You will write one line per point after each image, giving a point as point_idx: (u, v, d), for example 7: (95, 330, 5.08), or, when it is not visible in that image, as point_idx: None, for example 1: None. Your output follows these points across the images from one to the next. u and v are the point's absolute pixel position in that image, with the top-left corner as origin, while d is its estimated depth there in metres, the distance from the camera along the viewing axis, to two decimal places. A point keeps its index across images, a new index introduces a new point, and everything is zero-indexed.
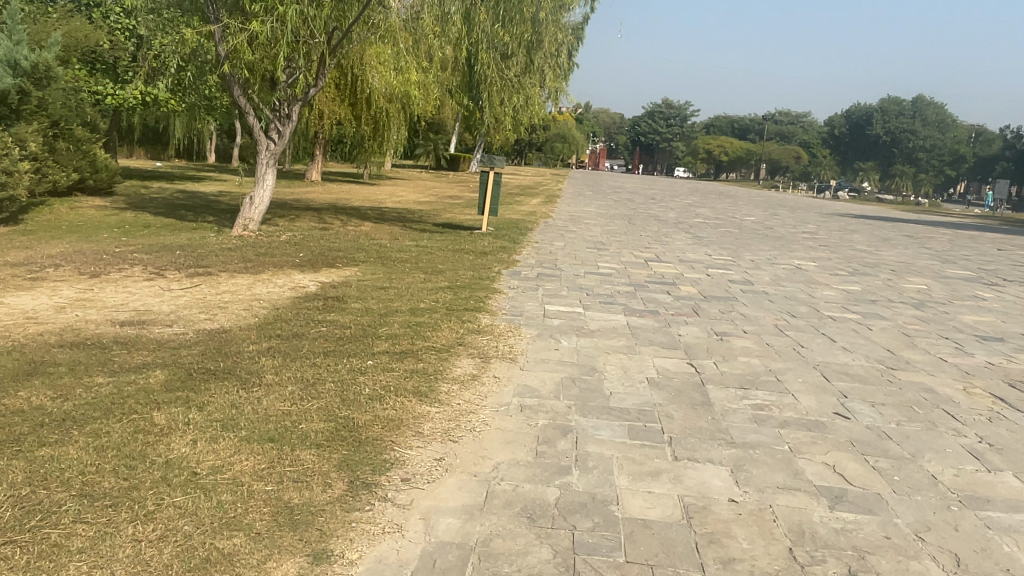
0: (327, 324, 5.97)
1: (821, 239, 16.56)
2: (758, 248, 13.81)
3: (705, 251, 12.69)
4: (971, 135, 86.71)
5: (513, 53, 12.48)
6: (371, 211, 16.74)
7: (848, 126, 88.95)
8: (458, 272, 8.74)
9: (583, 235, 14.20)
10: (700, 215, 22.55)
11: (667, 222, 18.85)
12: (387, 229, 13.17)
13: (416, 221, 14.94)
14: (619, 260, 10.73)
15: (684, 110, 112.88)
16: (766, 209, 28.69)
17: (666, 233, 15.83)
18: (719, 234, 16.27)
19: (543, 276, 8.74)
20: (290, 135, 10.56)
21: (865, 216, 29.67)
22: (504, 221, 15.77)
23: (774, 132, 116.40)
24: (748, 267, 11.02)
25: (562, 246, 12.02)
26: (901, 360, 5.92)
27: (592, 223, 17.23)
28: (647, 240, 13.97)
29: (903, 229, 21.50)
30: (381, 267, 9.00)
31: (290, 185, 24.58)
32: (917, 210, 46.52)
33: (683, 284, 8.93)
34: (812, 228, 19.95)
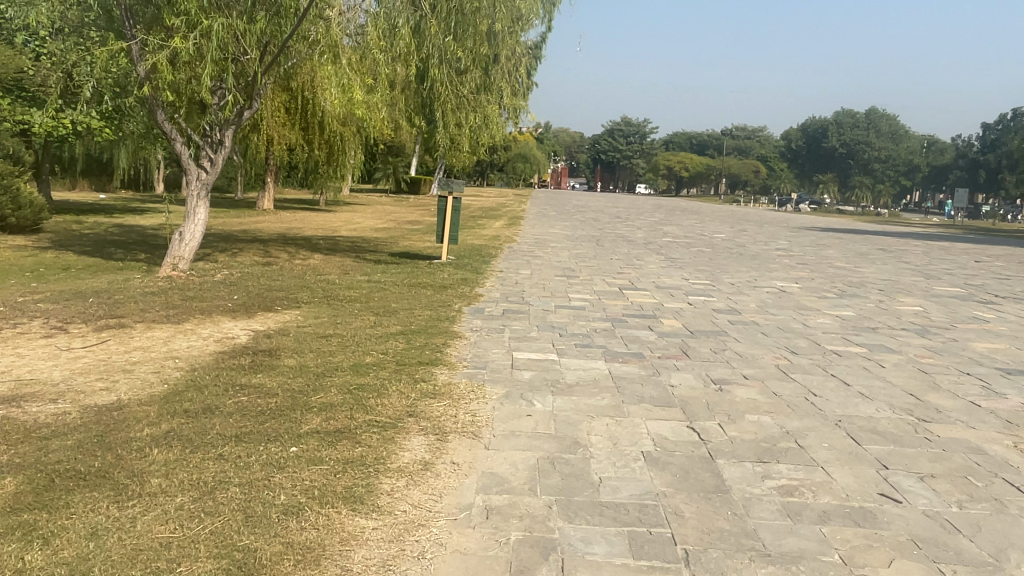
0: (248, 392, 4.92)
1: (797, 256, 15.93)
2: (736, 269, 13.07)
3: (682, 275, 11.89)
4: (924, 146, 88.51)
5: (468, 69, 11.62)
6: (323, 241, 15.66)
7: (805, 140, 90.19)
8: (413, 312, 7.74)
9: (550, 261, 13.33)
10: (669, 234, 21.87)
11: (636, 243, 18.07)
12: (338, 261, 12.12)
13: (371, 251, 13.93)
14: (590, 289, 9.84)
15: (643, 127, 113.59)
16: (734, 225, 28.19)
17: (637, 255, 15.04)
18: (692, 255, 15.53)
19: (509, 314, 7.78)
20: (223, 163, 9.51)
21: (832, 230, 29.39)
22: (466, 249, 14.81)
23: (733, 147, 117.81)
24: (730, 292, 10.21)
25: (529, 275, 11.12)
26: (929, 407, 5.08)
27: (559, 247, 16.38)
28: (618, 264, 13.14)
29: (874, 242, 21.07)
30: (325, 310, 7.94)
31: (240, 215, 23.35)
32: (878, 220, 46.77)
33: (664, 316, 8.05)
34: (785, 244, 19.37)
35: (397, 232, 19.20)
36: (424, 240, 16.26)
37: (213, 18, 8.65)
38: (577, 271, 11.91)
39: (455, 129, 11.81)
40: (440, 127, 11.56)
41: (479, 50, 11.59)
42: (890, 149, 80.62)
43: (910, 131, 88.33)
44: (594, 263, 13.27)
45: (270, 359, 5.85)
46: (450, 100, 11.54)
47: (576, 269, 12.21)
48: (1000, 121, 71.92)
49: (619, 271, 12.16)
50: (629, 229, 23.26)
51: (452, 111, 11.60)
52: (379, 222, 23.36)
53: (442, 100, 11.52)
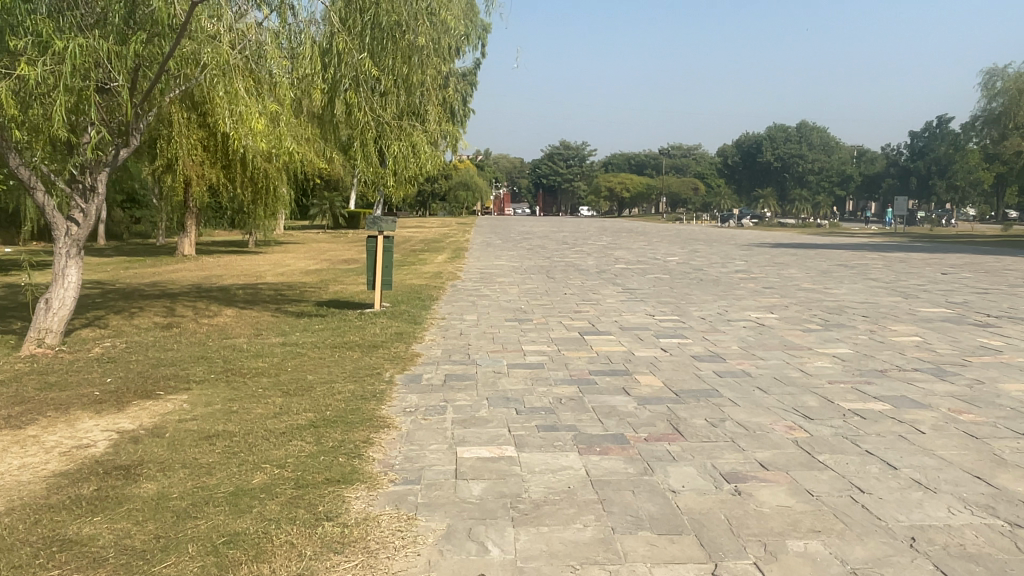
0: (66, 558, 3.35)
1: (761, 279, 14.93)
2: (701, 298, 11.93)
3: (646, 311, 10.66)
4: (855, 156, 90.79)
5: (390, 91, 10.23)
6: (243, 291, 13.95)
7: (741, 155, 91.61)
8: (332, 389, 6.22)
9: (497, 301, 11.95)
10: (621, 260, 20.79)
11: (589, 272, 16.87)
12: (254, 317, 10.51)
13: (296, 300, 12.33)
14: (546, 337, 8.49)
15: (583, 150, 114.01)
16: (685, 246, 27.40)
17: (593, 287, 13.80)
18: (650, 283, 14.37)
19: (451, 381, 6.34)
20: (96, 214, 7.85)
21: (782, 245, 28.83)
22: (404, 291, 13.33)
23: (671, 165, 119.25)
24: (705, 330, 8.97)
25: (474, 321, 9.72)
26: (1011, 499, 3.83)
27: (507, 282, 15.04)
28: (574, 300, 11.85)
29: (831, 257, 20.36)
30: (222, 390, 6.36)
31: (157, 264, 21.34)
32: (821, 232, 47.01)
33: (637, 370, 6.72)
34: (744, 264, 18.43)
35: (330, 273, 17.59)
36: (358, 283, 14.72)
37: (69, 39, 7.09)
38: (529, 312, 10.58)
39: (377, 161, 10.38)
40: (358, 159, 10.11)
41: (401, 69, 10.22)
42: (824, 161, 82.32)
43: (840, 143, 90.57)
44: (546, 300, 11.97)
45: (124, 487, 4.27)
46: (370, 128, 10.12)
47: (527, 310, 10.87)
48: (926, 129, 74.14)
49: (576, 309, 10.87)
50: (579, 256, 22.12)
51: (372, 140, 10.17)
52: (312, 263, 21.65)
53: (361, 128, 10.08)
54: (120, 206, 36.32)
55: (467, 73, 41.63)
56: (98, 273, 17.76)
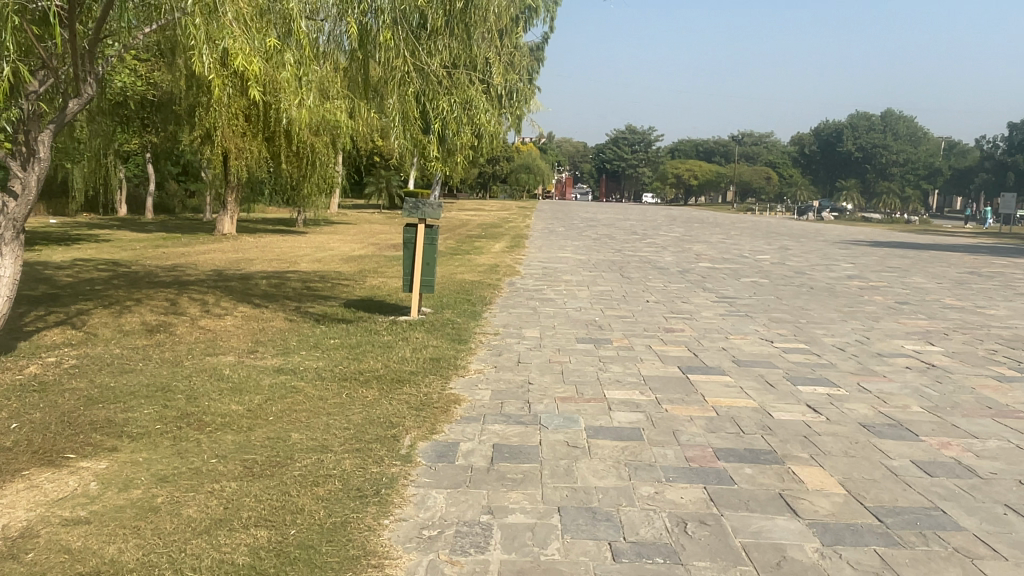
0: None
1: (887, 289, 12.17)
2: (823, 316, 9.36)
3: (758, 333, 8.17)
4: (943, 148, 84.86)
5: (439, 32, 8.57)
6: (267, 281, 12.01)
7: (819, 144, 86.59)
8: (318, 468, 4.03)
9: (564, 310, 9.61)
10: (704, 256, 18.18)
11: (669, 272, 14.36)
12: (262, 320, 8.46)
13: (321, 298, 10.27)
14: (636, 375, 6.11)
15: (648, 135, 110.30)
16: (771, 241, 24.45)
17: (679, 292, 11.34)
18: (749, 290, 11.81)
19: (501, 465, 4.03)
20: (36, 186, 5.81)
21: (882, 244, 25.58)
22: (449, 288, 11.15)
23: (742, 153, 114.22)
24: (855, 373, 6.48)
25: (536, 342, 7.41)
26: None
27: (573, 281, 12.70)
28: (659, 312, 9.43)
29: (955, 264, 17.30)
30: (159, 457, 4.25)
31: (193, 241, 19.80)
32: (915, 229, 42.99)
33: (791, 456, 4.31)
34: (853, 268, 15.63)
35: (373, 262, 15.58)
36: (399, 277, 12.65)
37: None
38: (605, 329, 8.23)
39: (418, 126, 8.48)
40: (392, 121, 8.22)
41: (450, 3, 8.54)
42: (910, 153, 77.06)
43: (928, 133, 84.84)
44: (624, 309, 9.59)
45: None
46: (412, 80, 8.30)
47: (603, 325, 8.51)
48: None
49: (665, 326, 8.45)
50: (653, 250, 19.60)
51: (415, 96, 8.32)
52: (358, 247, 19.77)
53: (399, 81, 8.26)
54: (174, 178, 35.44)
55: (534, 50, 39.42)
56: (121, 253, 16.14)
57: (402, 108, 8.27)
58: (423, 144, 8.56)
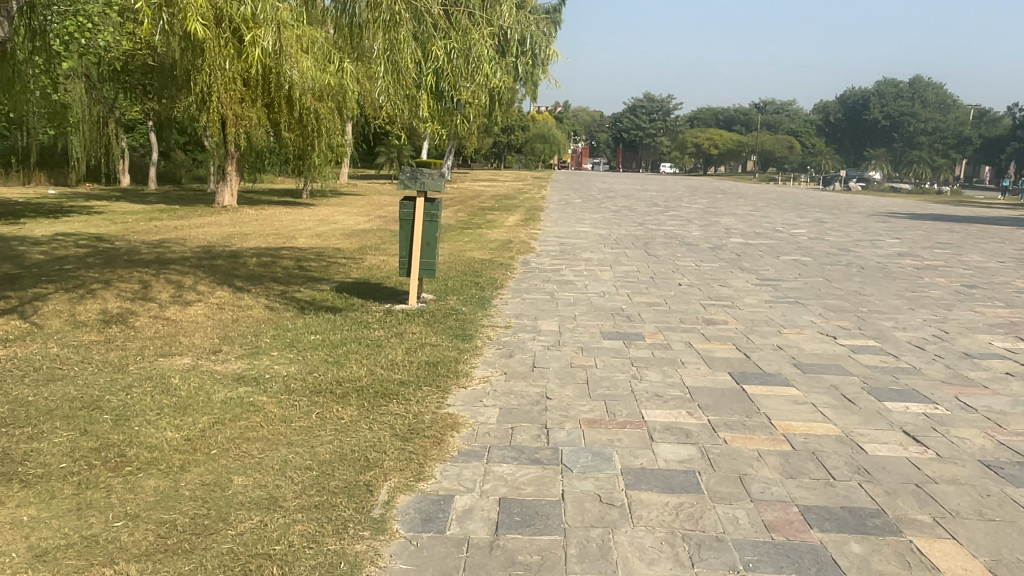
0: None
1: (946, 269, 10.89)
2: (886, 304, 8.14)
3: (815, 326, 6.99)
4: (973, 115, 82.11)
5: None
6: (258, 259, 10.96)
7: (844, 112, 83.89)
8: (257, 540, 2.90)
9: (586, 295, 8.45)
10: (734, 230, 16.88)
11: (700, 249, 13.14)
12: (239, 308, 7.37)
13: (314, 279, 9.19)
14: (679, 386, 4.95)
15: (667, 103, 107.77)
16: (803, 213, 23.01)
17: (714, 273, 10.15)
18: (792, 270, 10.60)
19: (508, 538, 2.91)
20: None
21: (923, 216, 24.02)
22: (455, 268, 10.04)
23: (763, 122, 111.41)
24: (946, 382, 5.29)
25: (555, 339, 6.27)
26: None
27: (595, 260, 11.54)
28: (695, 298, 8.26)
29: (1011, 239, 15.85)
30: (49, 517, 3.14)
31: (191, 214, 18.80)
32: (950, 201, 41.08)
33: (906, 520, 3.16)
34: (900, 245, 14.32)
35: (378, 237, 14.49)
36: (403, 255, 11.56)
37: None
38: (635, 322, 7.07)
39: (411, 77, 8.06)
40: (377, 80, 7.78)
41: None
42: (938, 120, 74.54)
43: (958, 100, 82.03)
44: (655, 295, 8.42)
45: None
46: (402, 21, 7.87)
47: (632, 315, 7.35)
48: None
49: (705, 317, 7.28)
50: (678, 223, 18.35)
51: (407, 40, 7.89)
52: (364, 220, 18.66)
53: (387, 23, 7.85)
54: (179, 146, 34.42)
55: (551, 12, 37.90)
56: (109, 227, 15.12)
57: (392, 54, 7.84)
58: (413, 99, 8.18)
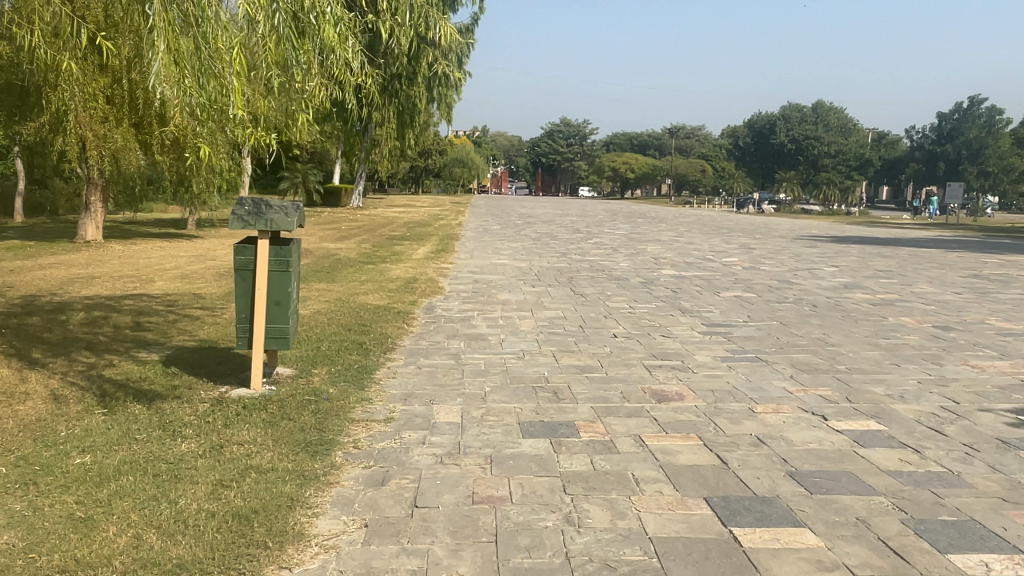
0: None
1: (907, 305, 9.66)
2: (865, 358, 6.67)
3: (794, 400, 5.36)
4: (873, 139, 85.60)
5: None
6: (88, 314, 8.66)
7: (753, 136, 86.03)
8: None
9: (499, 357, 6.62)
10: (664, 260, 15.51)
11: (630, 284, 11.58)
12: (5, 402, 5.18)
13: (144, 344, 7.02)
14: (640, 541, 3.14)
15: (584, 128, 108.57)
16: (730, 239, 22.03)
17: (653, 318, 8.55)
18: (739, 311, 9.11)
19: None
20: None
21: (848, 239, 23.50)
22: (334, 320, 8.05)
23: (676, 146, 113.67)
24: (1010, 499, 3.69)
25: (452, 443, 4.37)
26: None
27: (512, 302, 9.76)
28: (635, 358, 6.57)
29: (948, 265, 15.04)
30: None
31: (44, 251, 16.02)
32: (863, 222, 41.58)
33: None
34: (841, 274, 13.20)
35: None
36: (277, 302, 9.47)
37: None
38: (565, 402, 5.26)
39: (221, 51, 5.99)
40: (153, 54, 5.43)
41: None
42: (842, 143, 77.28)
43: (858, 124, 85.44)
44: (586, 354, 6.69)
45: None
46: None
47: (559, 390, 5.54)
48: (954, 112, 67.85)
49: (654, 390, 5.54)
50: (602, 253, 16.89)
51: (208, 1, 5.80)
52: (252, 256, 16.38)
53: None
54: None
55: (464, 33, 36.65)
56: None
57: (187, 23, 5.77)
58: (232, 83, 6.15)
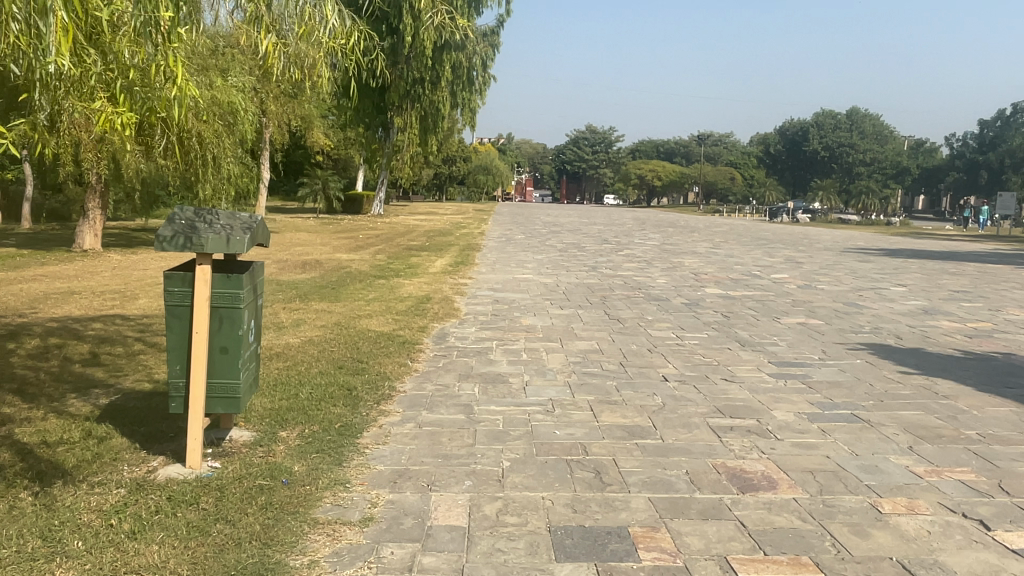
0: None
1: (1009, 338, 8.11)
2: (994, 418, 5.20)
3: (927, 490, 3.93)
4: (910, 146, 82.93)
5: None
6: (42, 340, 7.40)
7: (784, 143, 83.79)
8: None
9: (524, 408, 5.21)
10: (705, 275, 14.04)
11: (673, 306, 10.15)
12: None
13: (87, 386, 5.71)
14: None
15: (609, 135, 106.98)
16: (771, 251, 20.46)
17: (710, 353, 7.10)
18: (809, 344, 7.65)
19: None
20: None
21: (899, 252, 21.80)
22: (323, 355, 6.67)
23: (704, 154, 111.59)
24: None
25: (453, 572, 2.97)
26: None
27: (539, 329, 8.36)
28: (698, 415, 5.15)
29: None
30: None
31: (35, 261, 14.90)
32: (906, 232, 39.56)
33: None
34: (913, 296, 11.60)
35: None
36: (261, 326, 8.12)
37: None
38: (615, 488, 3.83)
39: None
40: None
41: None
42: (877, 150, 74.92)
43: (893, 131, 82.93)
44: (634, 408, 5.26)
45: None
46: None
47: (605, 467, 4.12)
48: (996, 119, 65.22)
49: (733, 471, 4.11)
50: (636, 268, 15.41)
51: None
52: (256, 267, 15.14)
53: None
54: None
55: (488, 36, 35.72)
56: None
57: None
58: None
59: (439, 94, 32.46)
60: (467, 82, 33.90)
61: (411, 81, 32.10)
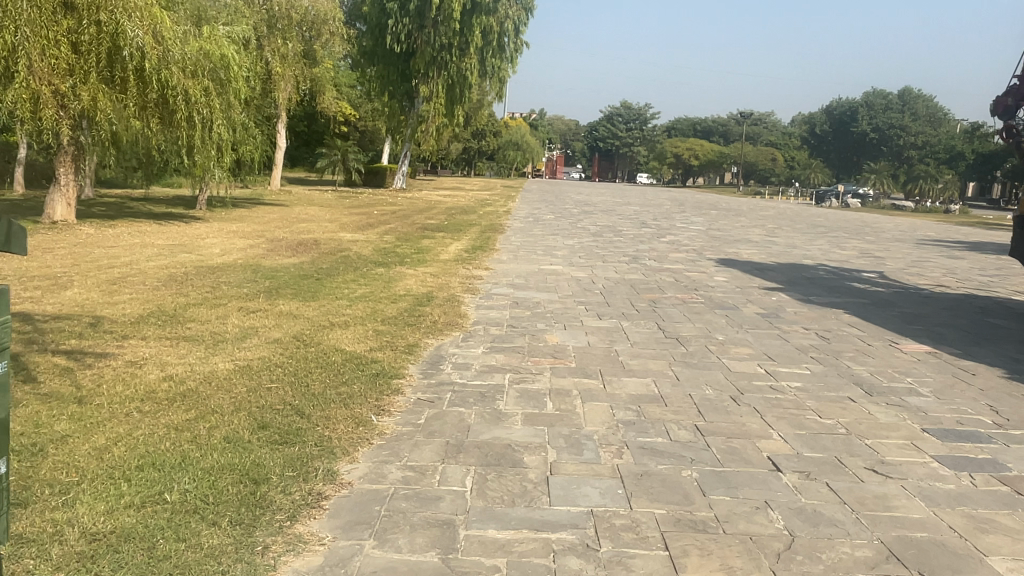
0: None
1: None
2: None
3: None
4: (965, 129, 78.41)
5: None
6: None
7: (831, 123, 79.64)
8: None
9: (547, 543, 2.94)
10: (773, 273, 11.62)
11: (746, 317, 7.79)
12: None
13: None
14: None
15: (645, 112, 103.07)
16: (838, 242, 17.85)
17: (827, 413, 4.75)
18: (963, 394, 5.28)
19: None
20: None
21: (984, 247, 19.02)
22: (247, 401, 4.44)
23: (743, 134, 107.44)
24: None
25: None
26: None
27: (571, 354, 6.07)
28: (864, 568, 2.85)
29: None
30: None
31: None
32: (970, 222, 36.17)
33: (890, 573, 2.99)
34: None
35: (215, 282, 8.87)
36: (189, 340, 5.97)
37: None
38: None
39: None
40: None
41: None
42: (929, 133, 70.91)
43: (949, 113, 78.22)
44: (741, 547, 2.96)
45: None
46: None
47: None
48: None
49: None
50: (686, 259, 13.00)
51: None
52: (243, 247, 13.02)
53: None
54: None
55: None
56: None
57: None
58: None
59: (468, 62, 30.01)
60: (497, 49, 31.41)
61: (438, 47, 29.87)
